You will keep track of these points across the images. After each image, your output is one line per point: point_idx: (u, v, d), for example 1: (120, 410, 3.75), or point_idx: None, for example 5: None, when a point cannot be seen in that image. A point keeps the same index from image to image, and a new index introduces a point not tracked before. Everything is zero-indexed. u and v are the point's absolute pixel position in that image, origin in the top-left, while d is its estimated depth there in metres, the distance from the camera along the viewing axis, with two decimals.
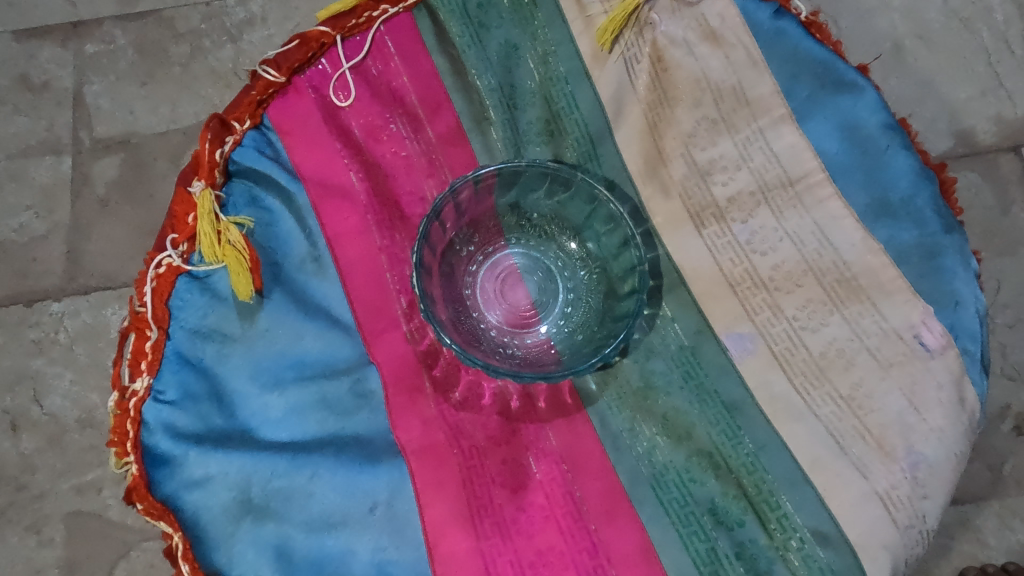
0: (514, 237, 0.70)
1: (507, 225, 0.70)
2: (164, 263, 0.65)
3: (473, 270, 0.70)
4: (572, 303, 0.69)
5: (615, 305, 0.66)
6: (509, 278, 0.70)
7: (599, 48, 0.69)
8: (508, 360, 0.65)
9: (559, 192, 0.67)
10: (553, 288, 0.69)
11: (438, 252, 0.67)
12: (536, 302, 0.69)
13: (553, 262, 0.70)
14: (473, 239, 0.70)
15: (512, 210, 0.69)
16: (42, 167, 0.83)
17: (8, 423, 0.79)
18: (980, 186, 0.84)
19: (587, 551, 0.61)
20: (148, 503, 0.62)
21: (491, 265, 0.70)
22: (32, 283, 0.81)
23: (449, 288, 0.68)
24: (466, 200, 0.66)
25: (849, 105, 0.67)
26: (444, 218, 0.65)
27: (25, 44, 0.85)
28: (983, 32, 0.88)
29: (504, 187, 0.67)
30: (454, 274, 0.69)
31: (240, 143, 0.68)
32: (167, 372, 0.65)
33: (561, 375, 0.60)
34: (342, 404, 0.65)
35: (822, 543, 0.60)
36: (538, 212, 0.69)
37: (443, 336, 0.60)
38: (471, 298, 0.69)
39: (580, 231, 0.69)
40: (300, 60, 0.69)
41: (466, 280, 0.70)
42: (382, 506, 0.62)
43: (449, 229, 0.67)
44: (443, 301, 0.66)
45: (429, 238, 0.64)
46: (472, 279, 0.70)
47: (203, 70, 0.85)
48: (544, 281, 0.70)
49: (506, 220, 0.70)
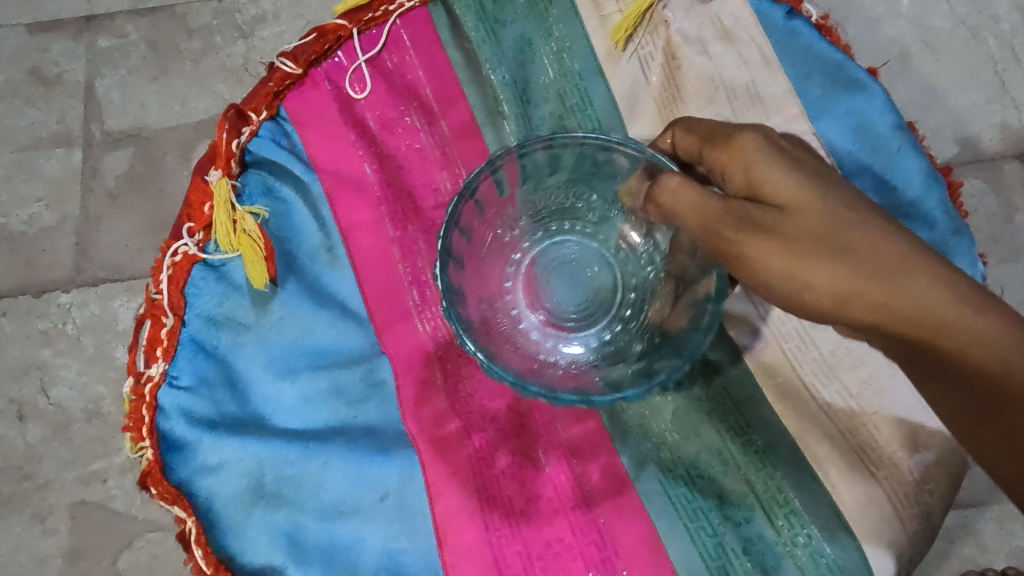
0: (550, 225, 0.64)
1: (547, 212, 0.64)
2: (180, 251, 0.66)
3: (513, 257, 0.64)
4: (631, 311, 0.60)
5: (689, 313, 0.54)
6: (551, 275, 0.63)
7: (613, 46, 0.71)
8: (536, 368, 0.58)
9: (618, 171, 0.59)
10: (605, 290, 0.62)
11: (473, 244, 0.61)
12: (545, 279, 0.63)
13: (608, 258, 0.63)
14: (522, 218, 0.64)
15: (563, 198, 0.63)
16: (52, 159, 0.84)
17: (15, 412, 0.79)
18: (985, 193, 0.85)
19: (595, 543, 0.61)
20: (162, 487, 0.62)
21: (535, 258, 0.64)
22: (40, 274, 0.82)
23: (473, 290, 0.61)
24: (487, 194, 0.60)
25: (860, 105, 0.68)
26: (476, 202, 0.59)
27: (37, 37, 0.86)
28: (989, 40, 0.89)
29: (533, 170, 0.61)
30: (490, 260, 0.63)
31: (256, 133, 0.69)
32: (182, 358, 0.65)
33: (605, 396, 0.53)
34: (354, 393, 0.66)
35: (830, 539, 0.60)
36: (586, 203, 0.63)
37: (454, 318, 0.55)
38: (508, 292, 0.63)
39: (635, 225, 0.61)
40: (317, 52, 0.70)
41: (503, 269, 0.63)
42: (393, 495, 0.63)
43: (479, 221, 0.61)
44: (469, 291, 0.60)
45: (466, 230, 0.60)
46: (509, 273, 0.63)
47: (214, 65, 0.86)
48: (556, 259, 0.63)
49: (558, 203, 0.64)
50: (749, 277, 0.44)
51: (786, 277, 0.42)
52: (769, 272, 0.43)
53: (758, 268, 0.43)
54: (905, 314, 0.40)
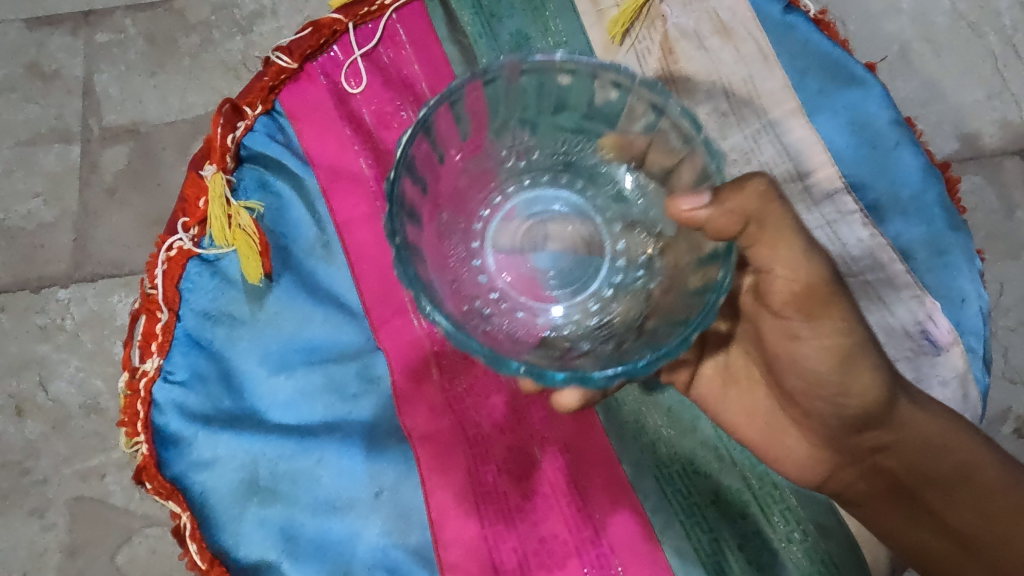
0: (548, 177, 0.55)
1: (557, 158, 0.55)
2: (175, 246, 0.66)
3: (494, 201, 0.55)
4: (614, 294, 0.50)
5: (676, 305, 0.45)
6: (531, 237, 0.54)
7: (610, 40, 0.70)
8: (464, 309, 0.47)
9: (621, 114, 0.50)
10: (584, 263, 0.53)
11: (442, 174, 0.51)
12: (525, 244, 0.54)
13: (598, 224, 0.53)
14: (536, 151, 0.55)
15: (576, 145, 0.54)
16: (51, 154, 0.84)
17: (14, 407, 0.79)
18: (984, 189, 0.84)
19: (590, 539, 0.61)
20: (156, 482, 0.62)
21: (515, 206, 0.55)
22: (39, 269, 0.82)
23: (437, 215, 0.51)
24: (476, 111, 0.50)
25: (859, 100, 0.68)
26: (441, 134, 0.49)
27: (35, 32, 0.86)
28: (990, 35, 0.88)
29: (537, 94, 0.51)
30: (472, 188, 0.54)
31: (251, 128, 0.69)
32: (177, 353, 0.65)
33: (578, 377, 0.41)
34: (350, 389, 0.66)
35: (824, 535, 0.61)
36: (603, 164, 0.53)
37: (392, 231, 0.44)
38: (476, 233, 0.53)
39: (648, 190, 0.50)
40: (312, 46, 0.70)
41: (482, 207, 0.54)
42: (388, 491, 0.63)
43: (456, 149, 0.51)
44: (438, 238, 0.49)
45: (438, 153, 0.50)
46: (482, 218, 0.54)
47: (213, 61, 0.86)
48: (537, 226, 0.55)
49: (575, 152, 0.54)
50: (789, 333, 0.48)
51: (834, 364, 0.47)
52: (816, 362, 0.48)
53: (809, 345, 0.47)
54: (918, 431, 0.51)
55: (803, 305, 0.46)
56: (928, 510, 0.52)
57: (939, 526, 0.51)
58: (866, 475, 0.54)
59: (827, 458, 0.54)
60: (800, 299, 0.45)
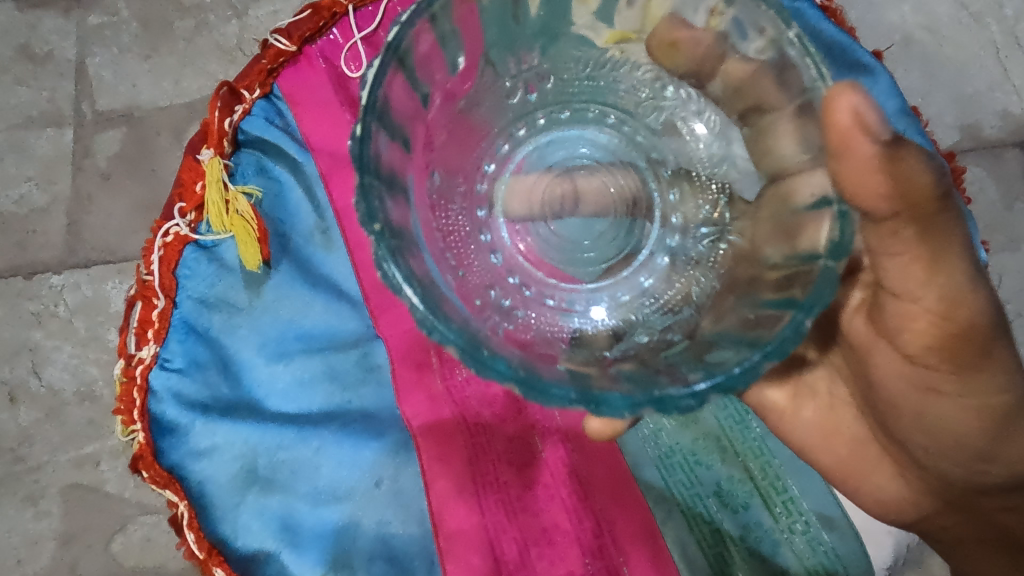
0: (562, 113, 0.51)
1: (579, 86, 0.50)
2: (172, 231, 0.64)
3: (502, 150, 0.50)
4: (671, 262, 0.46)
5: (760, 276, 0.40)
6: (557, 191, 0.50)
7: None
8: (478, 304, 0.41)
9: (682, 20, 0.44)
10: (626, 221, 0.50)
11: (431, 118, 0.44)
12: (546, 208, 0.50)
13: (644, 172, 0.50)
14: (550, 78, 0.49)
15: (602, 66, 0.49)
16: (43, 138, 0.83)
17: (7, 394, 0.78)
18: (985, 180, 0.84)
19: (591, 530, 0.61)
20: (154, 471, 0.61)
21: (531, 153, 0.51)
22: (32, 255, 0.80)
23: (428, 175, 0.44)
24: (466, 29, 0.43)
25: (867, 87, 0.66)
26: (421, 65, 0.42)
27: (27, 13, 0.84)
28: (992, 26, 0.87)
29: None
30: (472, 135, 0.48)
31: (249, 111, 0.67)
32: (174, 340, 0.64)
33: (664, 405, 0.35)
34: (349, 377, 0.66)
35: (827, 526, 0.60)
36: (642, 88, 0.49)
37: (368, 220, 0.37)
38: (481, 197, 0.49)
39: (717, 125, 0.47)
40: (311, 29, 0.68)
41: (487, 160, 0.49)
42: (387, 481, 0.63)
43: (441, 85, 0.44)
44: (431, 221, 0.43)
45: (419, 94, 0.42)
46: (487, 172, 0.49)
47: (208, 45, 0.83)
48: (554, 182, 0.50)
49: (599, 76, 0.50)
50: (926, 386, 0.44)
51: (977, 416, 0.44)
52: (952, 416, 0.45)
53: (952, 401, 0.44)
54: None
55: (954, 358, 0.42)
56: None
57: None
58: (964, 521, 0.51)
59: (929, 502, 0.51)
60: (949, 347, 0.42)
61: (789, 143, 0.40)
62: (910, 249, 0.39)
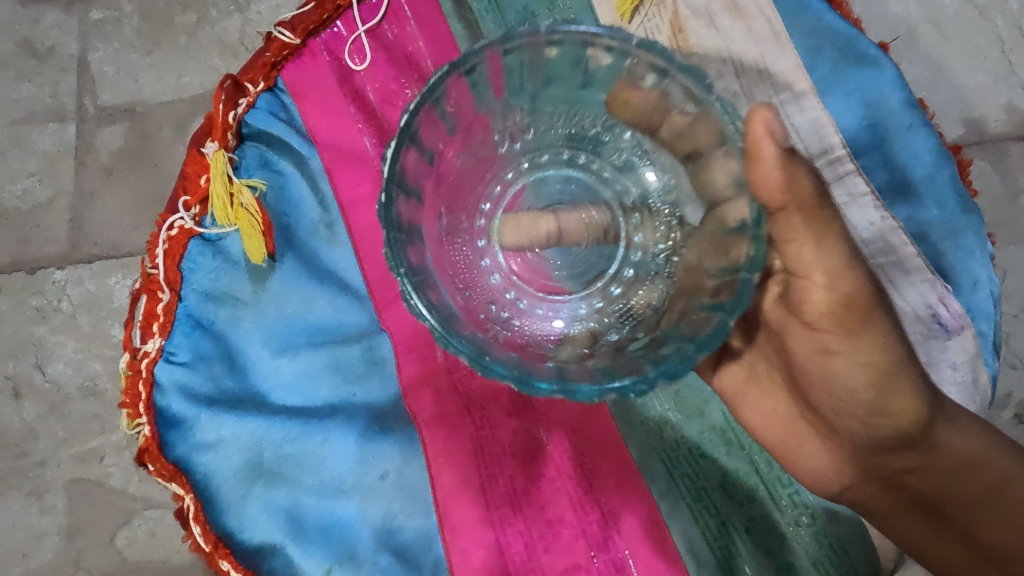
0: (554, 153, 0.53)
1: (556, 134, 0.52)
2: (176, 225, 0.65)
3: (495, 191, 0.53)
4: (636, 275, 0.49)
5: (706, 285, 0.44)
6: (538, 226, 0.52)
7: (620, 18, 0.70)
8: (481, 318, 0.46)
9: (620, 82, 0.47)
10: (598, 249, 0.52)
11: (439, 171, 0.49)
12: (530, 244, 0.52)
13: (614, 205, 0.51)
14: (531, 129, 0.52)
15: (574, 115, 0.51)
16: (46, 133, 0.83)
17: (10, 389, 0.78)
18: (989, 174, 0.83)
19: (597, 522, 0.61)
20: (160, 464, 0.62)
21: (521, 192, 0.54)
22: (35, 250, 0.80)
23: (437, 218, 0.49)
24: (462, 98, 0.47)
25: (871, 80, 0.66)
26: (446, 111, 0.47)
27: (29, 8, 0.84)
28: (997, 19, 0.86)
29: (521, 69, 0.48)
30: (469, 182, 0.52)
31: (253, 105, 0.67)
32: (179, 334, 0.64)
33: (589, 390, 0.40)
34: (354, 370, 0.65)
35: (833, 520, 0.60)
36: (606, 132, 0.51)
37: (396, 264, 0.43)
38: (480, 230, 0.52)
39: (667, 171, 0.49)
40: (316, 22, 0.68)
41: (482, 200, 0.53)
42: (393, 474, 0.63)
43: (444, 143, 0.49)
44: (439, 258, 0.47)
45: (428, 156, 0.48)
46: (484, 212, 0.53)
47: (210, 39, 0.83)
48: (534, 218, 0.53)
49: (574, 122, 0.52)
50: (820, 348, 0.48)
51: (868, 378, 0.48)
52: (852, 381, 0.48)
53: (842, 359, 0.47)
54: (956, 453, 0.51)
55: (842, 317, 0.46)
56: (955, 525, 0.52)
57: (968, 539, 0.51)
58: (888, 492, 0.53)
59: (850, 472, 0.54)
60: (839, 316, 0.46)
61: (722, 175, 0.45)
62: (800, 234, 0.44)
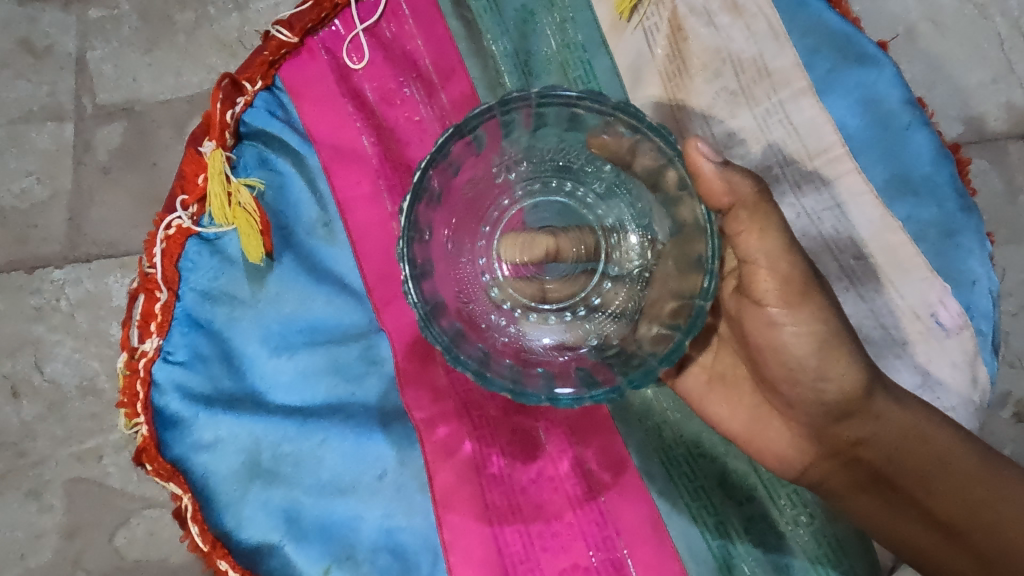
0: (550, 182, 0.58)
1: (546, 164, 0.58)
2: (174, 224, 0.65)
3: (493, 216, 0.59)
4: (614, 285, 0.55)
5: (670, 293, 0.51)
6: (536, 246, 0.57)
7: (618, 16, 0.68)
8: (483, 329, 0.53)
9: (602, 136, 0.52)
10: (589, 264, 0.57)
11: (448, 206, 0.56)
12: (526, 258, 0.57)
13: (596, 228, 0.57)
14: (524, 162, 0.58)
15: (559, 150, 0.56)
16: (44, 133, 0.82)
17: (9, 388, 0.78)
18: (988, 173, 0.83)
19: (596, 521, 0.61)
20: (158, 464, 0.62)
21: (518, 213, 0.59)
22: (33, 250, 0.80)
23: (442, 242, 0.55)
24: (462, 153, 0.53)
25: (870, 80, 0.66)
26: (453, 161, 0.53)
27: (27, 7, 0.83)
28: (997, 17, 0.86)
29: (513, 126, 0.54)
30: (473, 209, 0.58)
31: (251, 104, 0.68)
32: (176, 333, 0.64)
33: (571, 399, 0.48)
34: (352, 370, 0.65)
35: (832, 519, 0.60)
36: (588, 165, 0.56)
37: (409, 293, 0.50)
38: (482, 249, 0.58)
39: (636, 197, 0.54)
40: (313, 20, 0.68)
41: (483, 223, 0.58)
42: (391, 473, 0.63)
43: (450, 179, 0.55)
44: (444, 279, 0.54)
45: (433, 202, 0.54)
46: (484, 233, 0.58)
47: (208, 37, 0.83)
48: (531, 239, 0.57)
49: (560, 157, 0.57)
50: (767, 321, 0.49)
51: (813, 350, 0.49)
52: (794, 349, 0.49)
53: (790, 333, 0.49)
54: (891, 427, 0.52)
55: (786, 292, 0.48)
56: (906, 497, 0.53)
57: (922, 514, 0.53)
58: (842, 468, 0.54)
59: (809, 450, 0.55)
60: (781, 289, 0.48)
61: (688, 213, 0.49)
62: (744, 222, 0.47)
